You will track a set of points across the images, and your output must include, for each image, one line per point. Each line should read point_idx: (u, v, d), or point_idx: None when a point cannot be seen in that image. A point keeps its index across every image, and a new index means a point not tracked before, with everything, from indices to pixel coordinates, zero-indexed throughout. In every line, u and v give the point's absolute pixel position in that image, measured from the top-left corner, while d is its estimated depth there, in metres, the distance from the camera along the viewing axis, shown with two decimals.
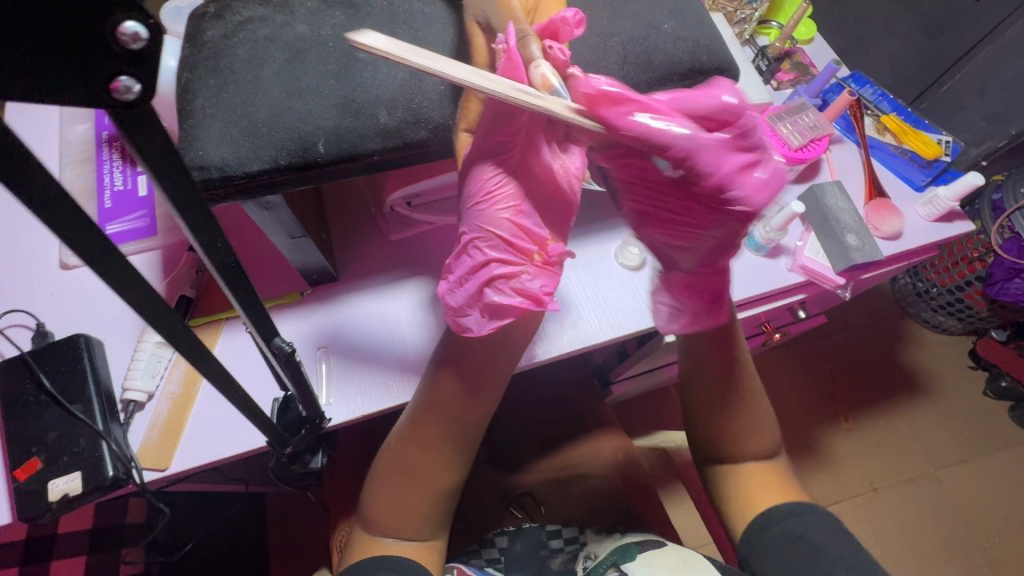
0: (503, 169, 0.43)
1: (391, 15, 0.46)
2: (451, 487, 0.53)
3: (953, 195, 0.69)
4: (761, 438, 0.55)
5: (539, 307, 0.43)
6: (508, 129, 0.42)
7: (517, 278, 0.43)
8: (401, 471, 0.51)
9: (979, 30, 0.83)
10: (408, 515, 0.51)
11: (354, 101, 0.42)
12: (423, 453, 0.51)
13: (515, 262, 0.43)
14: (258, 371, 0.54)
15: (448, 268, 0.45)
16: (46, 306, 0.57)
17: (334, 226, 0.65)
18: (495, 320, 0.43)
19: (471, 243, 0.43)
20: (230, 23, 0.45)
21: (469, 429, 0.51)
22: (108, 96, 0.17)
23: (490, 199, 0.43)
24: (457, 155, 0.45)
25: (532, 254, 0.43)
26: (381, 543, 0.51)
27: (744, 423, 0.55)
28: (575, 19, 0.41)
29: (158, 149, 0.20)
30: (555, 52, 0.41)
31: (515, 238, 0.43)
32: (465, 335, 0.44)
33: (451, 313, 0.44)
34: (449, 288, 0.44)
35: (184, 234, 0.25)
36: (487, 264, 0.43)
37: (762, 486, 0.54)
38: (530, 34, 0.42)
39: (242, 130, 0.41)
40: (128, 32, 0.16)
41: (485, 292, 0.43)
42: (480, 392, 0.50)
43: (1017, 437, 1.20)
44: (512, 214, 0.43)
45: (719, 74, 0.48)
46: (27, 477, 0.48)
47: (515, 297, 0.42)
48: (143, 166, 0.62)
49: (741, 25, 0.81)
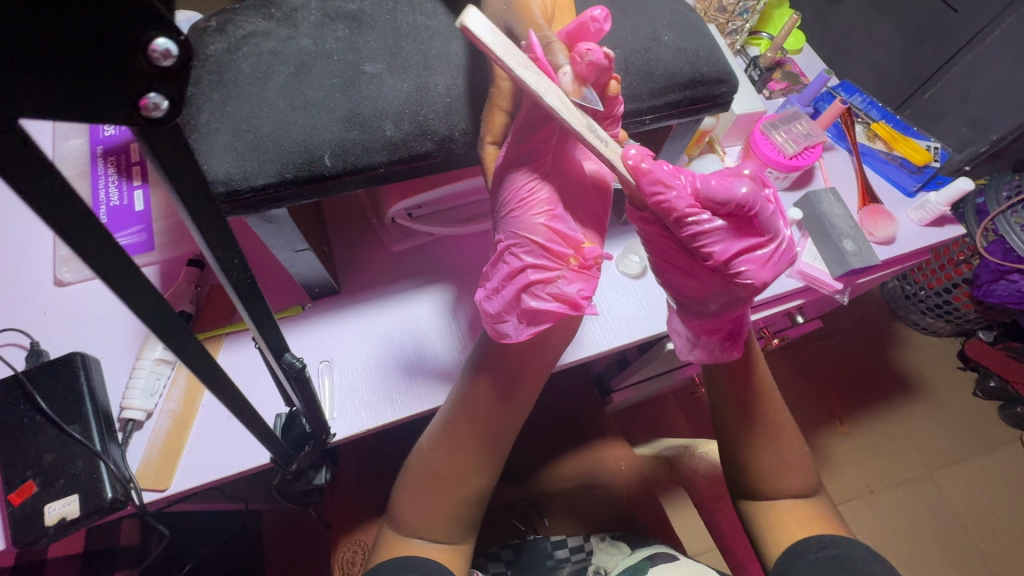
0: (537, 173, 0.43)
1: (394, 27, 0.46)
2: (479, 491, 0.52)
3: (943, 199, 0.70)
4: (798, 475, 0.54)
5: (577, 311, 0.42)
6: (538, 136, 0.42)
7: (553, 284, 0.41)
8: (431, 471, 0.51)
9: (959, 39, 0.85)
10: (437, 517, 0.50)
11: (360, 113, 0.42)
12: (453, 454, 0.50)
13: (552, 267, 0.41)
14: (261, 386, 0.54)
15: (483, 276, 0.45)
16: (40, 324, 0.56)
17: (334, 238, 0.65)
18: (533, 325, 0.43)
19: (508, 249, 0.43)
20: (232, 37, 0.45)
21: (498, 431, 0.51)
22: (134, 111, 0.17)
23: (524, 205, 0.42)
24: (484, 166, 0.45)
25: (569, 258, 0.42)
26: (409, 542, 0.50)
27: (777, 458, 0.54)
28: (602, 16, 0.40)
29: (179, 165, 0.20)
30: (588, 54, 0.37)
31: (552, 243, 0.41)
32: (504, 342, 0.44)
33: (489, 320, 0.44)
34: (487, 296, 0.44)
35: (200, 248, 0.24)
36: (524, 270, 0.42)
37: (796, 523, 0.52)
38: (555, 41, 0.41)
39: (248, 144, 0.41)
40: (159, 48, 0.15)
41: (522, 298, 0.42)
42: (506, 401, 0.50)
43: (1008, 437, 1.21)
44: (547, 219, 0.42)
45: (719, 85, 0.49)
46: (21, 501, 0.46)
47: (552, 302, 0.41)
48: (139, 180, 0.61)
49: (732, 36, 0.82)
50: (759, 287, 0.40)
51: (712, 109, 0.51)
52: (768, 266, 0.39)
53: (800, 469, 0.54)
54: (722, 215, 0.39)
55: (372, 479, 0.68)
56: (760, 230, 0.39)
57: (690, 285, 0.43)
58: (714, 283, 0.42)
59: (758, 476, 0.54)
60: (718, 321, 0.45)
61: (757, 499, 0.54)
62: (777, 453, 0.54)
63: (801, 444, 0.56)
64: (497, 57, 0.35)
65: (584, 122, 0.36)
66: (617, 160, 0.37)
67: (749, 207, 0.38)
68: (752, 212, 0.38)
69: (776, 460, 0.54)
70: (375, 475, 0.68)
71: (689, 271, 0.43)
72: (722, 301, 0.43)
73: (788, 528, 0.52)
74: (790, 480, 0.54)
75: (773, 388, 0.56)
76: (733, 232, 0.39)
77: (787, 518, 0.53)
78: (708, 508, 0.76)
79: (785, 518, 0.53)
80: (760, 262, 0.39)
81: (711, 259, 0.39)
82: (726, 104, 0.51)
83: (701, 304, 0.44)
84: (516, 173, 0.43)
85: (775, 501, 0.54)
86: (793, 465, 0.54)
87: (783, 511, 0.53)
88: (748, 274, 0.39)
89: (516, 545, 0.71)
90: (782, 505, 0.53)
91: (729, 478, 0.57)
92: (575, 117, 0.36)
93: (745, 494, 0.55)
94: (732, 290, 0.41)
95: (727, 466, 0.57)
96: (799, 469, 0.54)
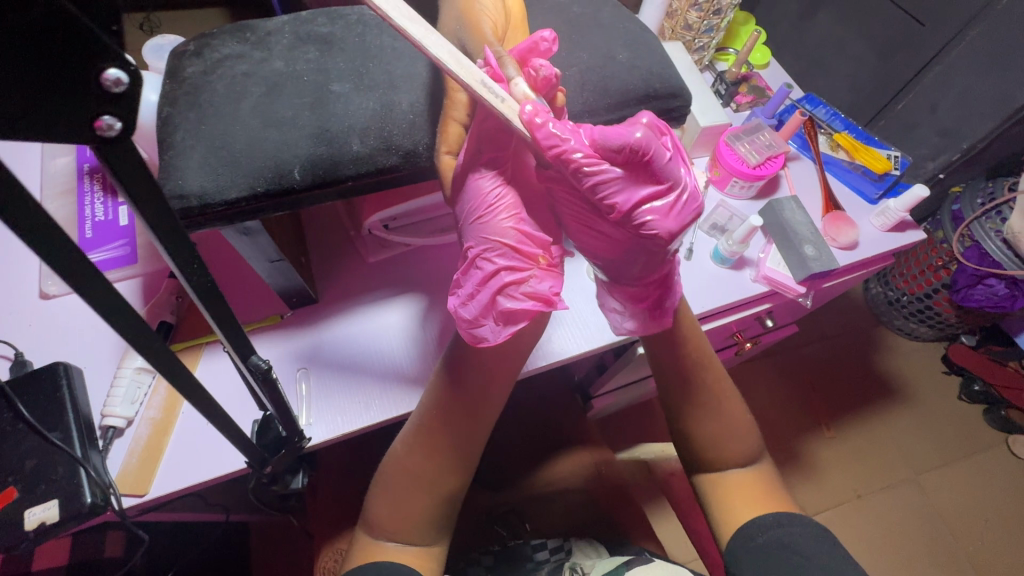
0: (501, 180, 0.45)
1: (363, 50, 0.49)
2: (452, 494, 0.54)
3: (902, 206, 0.73)
4: (742, 447, 0.56)
5: (550, 307, 0.44)
6: (499, 145, 0.45)
7: (526, 283, 0.44)
8: (406, 476, 0.52)
9: (923, 53, 0.89)
10: (410, 520, 0.52)
11: (329, 130, 0.45)
12: (427, 459, 0.52)
13: (525, 268, 0.44)
14: (241, 393, 0.56)
15: (456, 284, 0.46)
16: (25, 336, 0.58)
17: (313, 249, 0.67)
18: (509, 326, 0.44)
19: (478, 256, 0.44)
20: (208, 60, 0.47)
21: (471, 435, 0.52)
22: (90, 132, 0.19)
23: (492, 210, 0.44)
24: (440, 175, 0.47)
25: (538, 258, 0.44)
26: (382, 547, 0.52)
27: (719, 429, 0.56)
28: (551, 36, 0.43)
29: (137, 180, 0.22)
30: (542, 69, 0.41)
31: (522, 244, 0.44)
32: (480, 346, 0.45)
33: (464, 325, 0.44)
34: (460, 301, 0.45)
35: (163, 257, 0.26)
36: (497, 273, 0.43)
37: (745, 495, 0.54)
38: (507, 56, 0.42)
39: (221, 160, 0.43)
40: (111, 77, 0.18)
41: (497, 301, 0.44)
42: (477, 406, 0.52)
43: (990, 440, 1.23)
44: (515, 223, 0.44)
45: (672, 99, 0.52)
46: (2, 506, 0.48)
47: (527, 301, 0.43)
48: (123, 197, 0.63)
49: (700, 52, 0.86)
50: (666, 238, 0.40)
51: (668, 122, 0.54)
52: (670, 215, 0.40)
53: (745, 441, 0.56)
54: (617, 164, 0.39)
55: (352, 484, 0.69)
56: (658, 175, 0.39)
57: (606, 242, 0.44)
58: (626, 236, 0.43)
59: (706, 449, 0.56)
60: (643, 279, 0.46)
61: (708, 473, 0.56)
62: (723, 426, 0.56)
63: (746, 416, 0.58)
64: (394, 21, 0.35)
65: (480, 79, 0.37)
66: (515, 116, 0.38)
67: (642, 152, 0.38)
68: (648, 159, 0.38)
69: (721, 432, 0.55)
70: (356, 482, 0.70)
71: (601, 227, 0.44)
72: (637, 249, 0.44)
73: (738, 507, 0.54)
74: (736, 452, 0.56)
75: (715, 364, 0.58)
76: (631, 179, 0.39)
77: (738, 491, 0.55)
78: (686, 511, 0.78)
79: (735, 492, 0.55)
80: (662, 212, 0.40)
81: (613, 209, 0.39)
82: (681, 116, 0.54)
83: (621, 257, 0.45)
84: (479, 179, 0.45)
85: (722, 473, 0.56)
86: (738, 438, 0.56)
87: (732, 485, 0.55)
88: (651, 224, 0.40)
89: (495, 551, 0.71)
90: (726, 478, 0.55)
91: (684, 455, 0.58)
92: (470, 69, 0.36)
93: (698, 466, 0.57)
94: (641, 240, 0.42)
95: (679, 443, 0.58)
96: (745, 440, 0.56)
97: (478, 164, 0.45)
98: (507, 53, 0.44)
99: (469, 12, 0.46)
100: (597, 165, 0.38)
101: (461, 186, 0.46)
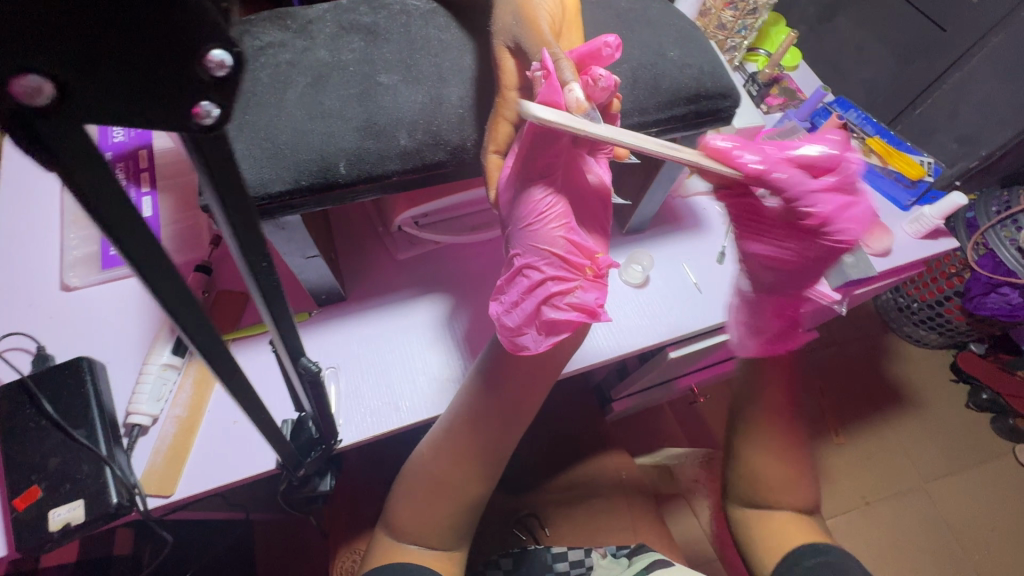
0: (552, 188, 0.43)
1: (408, 40, 0.47)
2: (477, 497, 0.52)
3: (937, 213, 0.72)
4: (800, 491, 0.57)
5: (594, 319, 0.42)
6: (551, 152, 0.41)
7: (572, 293, 0.42)
8: (433, 479, 0.51)
9: (947, 59, 0.87)
10: (434, 524, 0.51)
11: (376, 123, 0.43)
12: (458, 463, 0.51)
13: (571, 278, 0.42)
14: (275, 390, 0.54)
15: (499, 290, 0.45)
16: (46, 329, 0.56)
17: (340, 246, 0.65)
18: (551, 336, 0.43)
19: (526, 264, 0.43)
20: (250, 47, 0.46)
21: (502, 440, 0.51)
22: (189, 120, 0.17)
23: (542, 219, 0.42)
24: (486, 175, 0.46)
25: (586, 268, 0.43)
26: (406, 548, 0.51)
27: (780, 470, 0.57)
28: (616, 43, 0.41)
29: (222, 171, 0.20)
30: (601, 79, 0.39)
31: (571, 255, 0.42)
32: (519, 354, 0.44)
33: (507, 333, 0.43)
34: (504, 308, 0.44)
35: (233, 252, 0.25)
36: (544, 282, 0.42)
37: (792, 532, 0.55)
38: (565, 59, 0.40)
39: (265, 151, 0.41)
40: (215, 59, 0.16)
41: (542, 311, 0.42)
42: (514, 412, 0.50)
43: (1002, 448, 1.23)
44: (564, 232, 0.43)
45: (723, 99, 0.50)
46: (26, 506, 0.46)
47: (571, 312, 0.42)
48: (147, 187, 0.61)
49: (731, 52, 0.84)
50: (853, 242, 0.44)
51: (716, 122, 0.53)
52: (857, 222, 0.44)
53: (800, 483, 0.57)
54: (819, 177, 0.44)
55: (371, 486, 0.68)
56: (854, 189, 0.44)
57: (773, 254, 0.48)
58: (800, 252, 0.47)
59: (763, 487, 0.57)
60: (794, 295, 0.51)
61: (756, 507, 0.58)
62: (779, 465, 0.57)
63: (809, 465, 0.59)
64: (571, 129, 0.33)
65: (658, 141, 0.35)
66: (707, 154, 0.41)
67: (840, 168, 0.43)
68: (842, 171, 0.44)
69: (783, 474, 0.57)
70: (377, 483, 0.68)
71: (770, 245, 0.47)
72: (820, 261, 0.47)
73: (780, 535, 0.55)
74: (795, 494, 0.57)
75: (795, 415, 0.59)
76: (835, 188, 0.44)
77: (785, 528, 0.55)
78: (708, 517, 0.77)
79: (779, 529, 0.55)
80: (858, 220, 0.44)
81: (811, 219, 0.44)
82: (730, 117, 0.53)
83: (792, 273, 0.48)
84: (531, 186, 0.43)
85: (772, 510, 0.57)
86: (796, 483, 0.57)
87: (779, 521, 0.56)
88: (846, 232, 0.44)
89: (514, 554, 0.68)
90: (777, 512, 0.57)
91: (730, 485, 0.60)
92: (651, 139, 0.34)
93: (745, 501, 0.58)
94: (827, 251, 0.46)
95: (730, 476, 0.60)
96: (796, 486, 0.57)
97: (526, 170, 0.43)
98: (566, 55, 0.43)
99: (527, 6, 0.45)
100: (793, 176, 0.42)
101: (510, 193, 0.44)
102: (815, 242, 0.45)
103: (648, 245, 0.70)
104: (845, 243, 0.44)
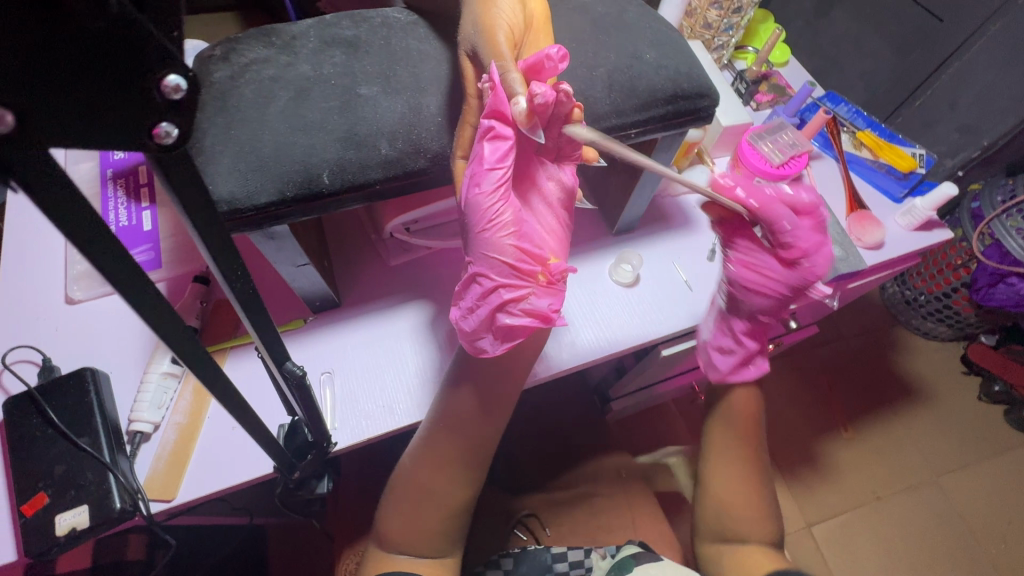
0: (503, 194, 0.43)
1: (389, 53, 0.49)
2: (465, 501, 0.53)
3: (929, 205, 0.72)
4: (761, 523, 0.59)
5: (547, 324, 0.45)
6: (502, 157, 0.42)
7: (524, 300, 0.44)
8: (420, 487, 0.52)
9: (943, 49, 0.87)
10: (422, 532, 0.52)
11: (357, 133, 0.45)
12: (437, 469, 0.52)
13: (522, 285, 0.43)
14: (264, 395, 0.56)
15: (458, 296, 0.47)
16: (52, 341, 0.58)
17: (335, 253, 0.67)
18: (507, 341, 0.45)
19: (479, 271, 0.44)
20: (236, 64, 0.47)
21: (484, 445, 0.52)
22: (147, 140, 0.18)
23: (493, 226, 0.43)
24: (455, 181, 0.47)
25: (537, 275, 0.44)
26: (396, 558, 0.52)
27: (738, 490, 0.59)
28: (559, 54, 0.42)
29: (187, 183, 0.22)
30: (539, 95, 0.38)
31: (520, 262, 0.43)
32: (481, 355, 0.47)
33: (466, 337, 0.46)
34: (462, 314, 0.46)
35: (205, 261, 0.26)
36: (496, 290, 0.44)
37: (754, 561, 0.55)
38: (512, 71, 0.42)
39: (250, 165, 0.43)
40: (170, 84, 0.17)
41: (496, 316, 0.44)
42: (493, 415, 0.51)
43: (1015, 441, 1.21)
44: (513, 240, 0.43)
45: (700, 99, 0.51)
46: (33, 512, 0.48)
47: (524, 318, 0.44)
48: (147, 202, 0.63)
49: (719, 51, 0.85)
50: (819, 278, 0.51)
51: (695, 122, 0.53)
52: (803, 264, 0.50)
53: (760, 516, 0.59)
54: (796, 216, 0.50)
55: (372, 488, 0.69)
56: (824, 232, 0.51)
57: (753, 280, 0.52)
58: (779, 285, 0.52)
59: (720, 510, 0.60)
60: (760, 322, 0.56)
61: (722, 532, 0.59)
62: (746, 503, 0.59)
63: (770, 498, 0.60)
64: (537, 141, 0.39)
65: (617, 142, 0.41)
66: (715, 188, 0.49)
67: (813, 209, 0.50)
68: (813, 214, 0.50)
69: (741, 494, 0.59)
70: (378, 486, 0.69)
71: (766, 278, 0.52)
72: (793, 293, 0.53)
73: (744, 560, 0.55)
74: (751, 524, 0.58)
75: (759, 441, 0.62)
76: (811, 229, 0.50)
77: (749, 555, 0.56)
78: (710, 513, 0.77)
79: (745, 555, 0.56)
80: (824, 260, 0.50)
81: (793, 250, 0.50)
82: (709, 116, 0.53)
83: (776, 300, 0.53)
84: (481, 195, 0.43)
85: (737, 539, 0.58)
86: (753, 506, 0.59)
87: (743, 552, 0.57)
88: (813, 265, 0.50)
89: (515, 554, 0.68)
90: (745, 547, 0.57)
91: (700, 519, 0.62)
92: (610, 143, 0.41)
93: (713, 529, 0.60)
94: (798, 283, 0.51)
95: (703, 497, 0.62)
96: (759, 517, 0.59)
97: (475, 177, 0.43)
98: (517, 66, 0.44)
99: (501, 16, 0.46)
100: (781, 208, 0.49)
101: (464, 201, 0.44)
102: (791, 272, 0.51)
103: (638, 244, 0.71)
104: (811, 274, 0.50)
